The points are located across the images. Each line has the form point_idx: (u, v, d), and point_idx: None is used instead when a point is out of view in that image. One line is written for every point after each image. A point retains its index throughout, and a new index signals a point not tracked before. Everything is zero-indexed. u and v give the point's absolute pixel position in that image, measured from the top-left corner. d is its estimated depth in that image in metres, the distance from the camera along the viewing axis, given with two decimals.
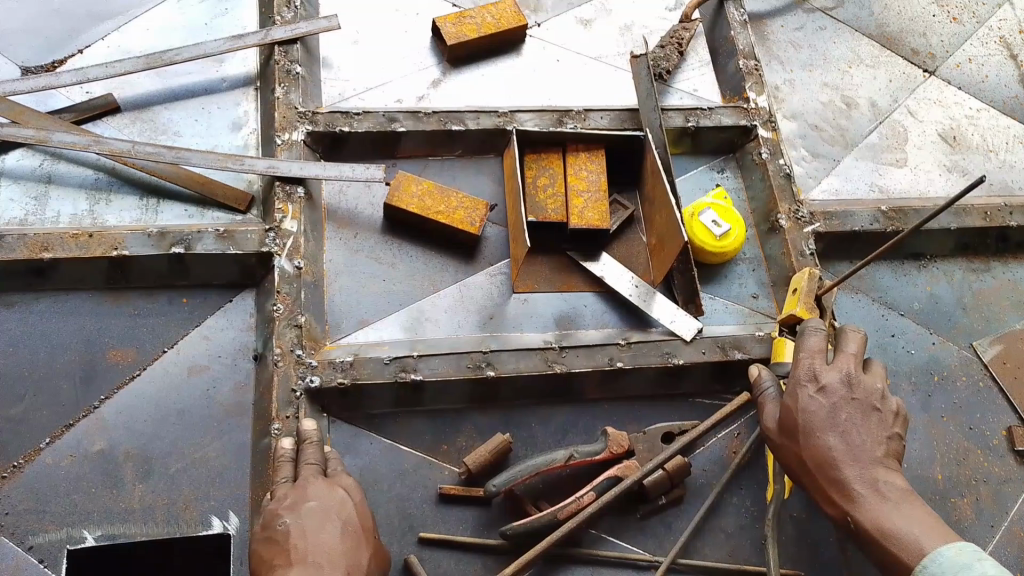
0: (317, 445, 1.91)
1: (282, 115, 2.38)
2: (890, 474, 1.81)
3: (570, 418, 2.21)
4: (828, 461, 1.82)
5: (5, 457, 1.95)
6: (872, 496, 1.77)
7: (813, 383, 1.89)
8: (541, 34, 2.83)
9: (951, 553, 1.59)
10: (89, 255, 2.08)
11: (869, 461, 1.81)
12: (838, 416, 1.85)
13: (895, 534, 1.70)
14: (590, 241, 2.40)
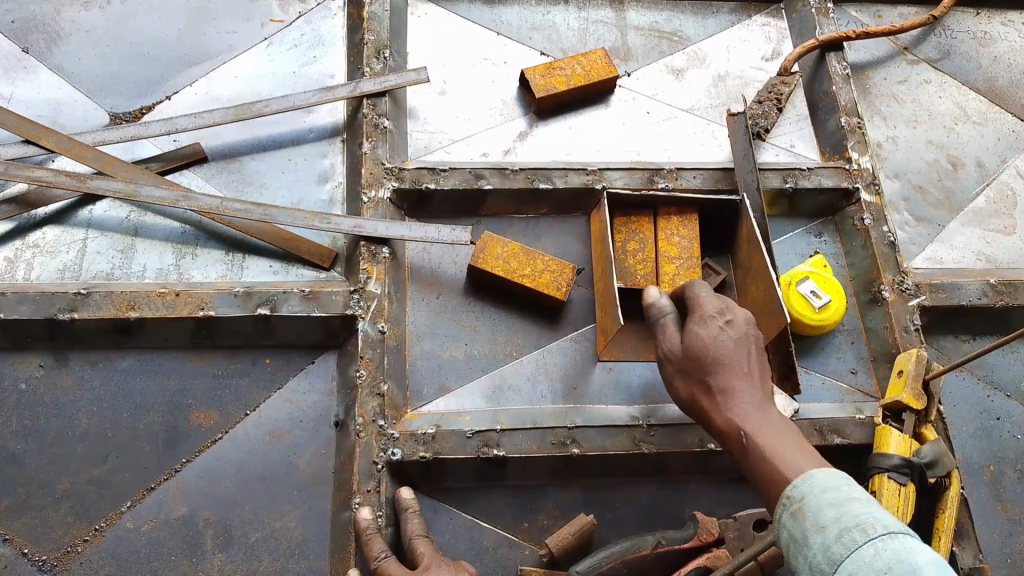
0: (419, 514, 1.93)
1: (369, 171, 2.35)
2: (775, 411, 1.76)
3: (659, 497, 2.12)
4: (724, 384, 1.75)
5: (87, 520, 1.94)
6: (764, 420, 1.70)
7: (718, 315, 1.80)
8: (631, 84, 2.75)
9: (822, 475, 1.49)
10: (176, 314, 2.05)
11: (761, 390, 1.76)
12: (738, 348, 1.77)
13: (778, 451, 1.62)
14: None
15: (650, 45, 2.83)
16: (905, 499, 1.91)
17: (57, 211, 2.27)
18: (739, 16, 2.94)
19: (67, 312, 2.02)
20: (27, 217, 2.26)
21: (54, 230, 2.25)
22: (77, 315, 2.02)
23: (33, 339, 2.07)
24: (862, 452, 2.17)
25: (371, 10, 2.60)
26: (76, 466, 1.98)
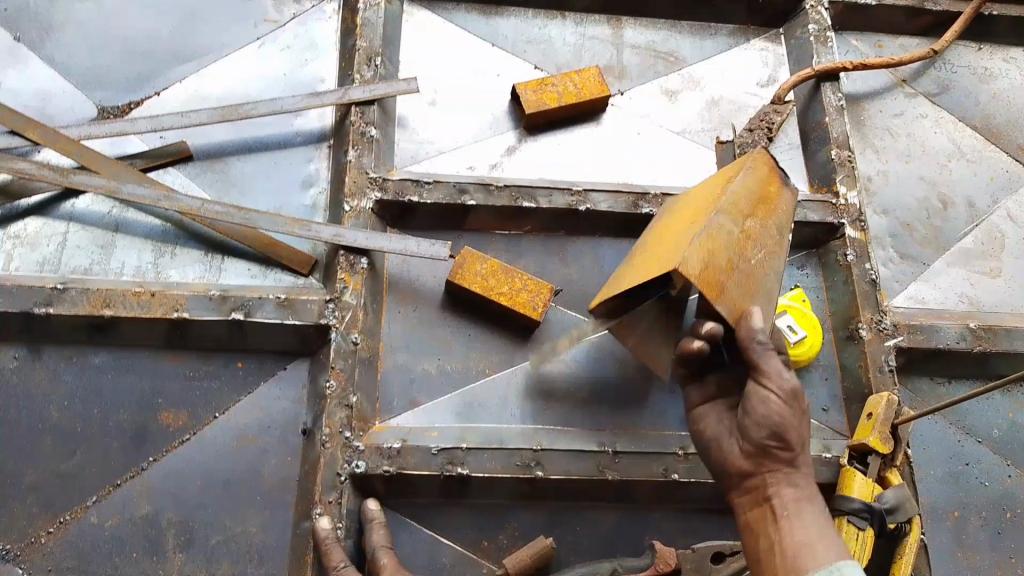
0: (384, 527, 1.95)
1: (352, 179, 2.35)
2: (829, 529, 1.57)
3: (622, 523, 2.13)
4: (764, 441, 1.64)
5: (52, 512, 1.97)
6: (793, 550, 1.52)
7: (776, 388, 1.64)
8: (623, 103, 2.74)
9: None
10: (150, 315, 2.07)
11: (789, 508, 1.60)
12: (792, 425, 1.64)
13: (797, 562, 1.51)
14: None
15: (647, 64, 2.82)
16: (863, 543, 1.92)
17: (41, 203, 2.28)
18: (737, 39, 2.93)
19: (42, 306, 2.04)
20: (10, 207, 2.27)
21: (36, 222, 2.26)
22: (52, 310, 2.04)
23: (6, 331, 2.07)
24: (827, 490, 2.17)
25: (365, 16, 2.59)
26: (43, 460, 2.00)
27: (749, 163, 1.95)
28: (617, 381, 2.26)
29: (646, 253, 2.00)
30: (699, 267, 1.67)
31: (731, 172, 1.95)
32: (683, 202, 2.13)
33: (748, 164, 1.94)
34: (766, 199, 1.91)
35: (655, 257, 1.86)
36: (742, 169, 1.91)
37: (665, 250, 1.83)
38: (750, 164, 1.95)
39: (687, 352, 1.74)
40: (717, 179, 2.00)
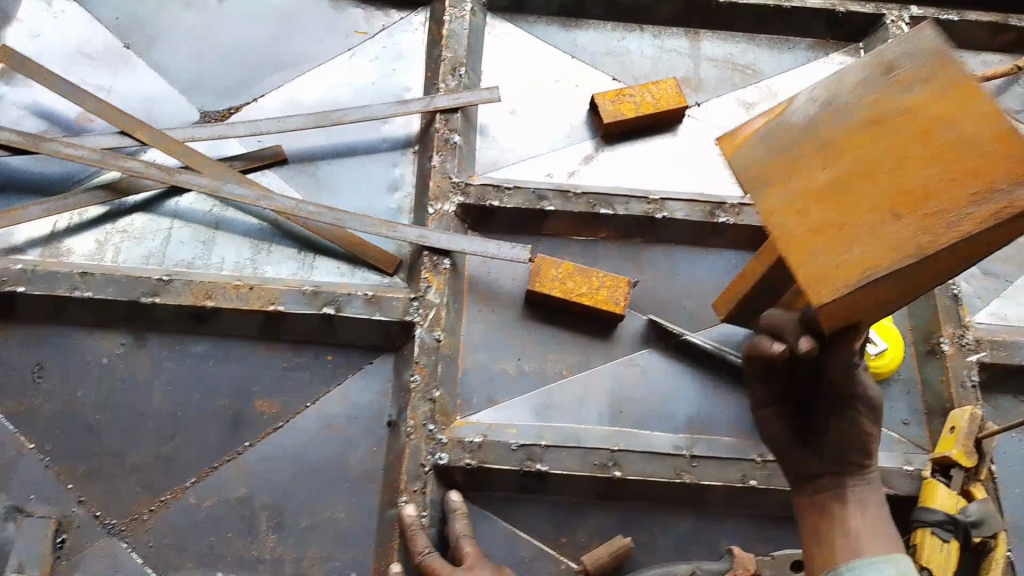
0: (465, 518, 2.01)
1: (436, 183, 2.42)
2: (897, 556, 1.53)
3: (699, 528, 2.14)
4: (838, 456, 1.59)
5: (154, 491, 2.08)
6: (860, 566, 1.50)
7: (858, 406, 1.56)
8: (699, 114, 2.78)
9: None
10: (248, 307, 2.19)
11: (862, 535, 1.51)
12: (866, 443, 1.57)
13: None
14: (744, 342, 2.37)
15: (724, 77, 2.86)
16: (948, 555, 1.88)
17: (146, 199, 2.42)
18: (815, 53, 2.94)
19: (150, 296, 2.17)
20: (119, 203, 2.41)
21: (142, 218, 2.40)
22: (158, 300, 2.17)
23: (115, 318, 2.21)
24: (907, 503, 2.14)
25: (450, 28, 2.70)
26: (146, 441, 2.12)
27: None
28: (691, 387, 2.30)
29: (829, 147, 1.36)
30: (856, 304, 1.28)
31: (998, 171, 1.14)
32: (922, 99, 1.27)
33: None
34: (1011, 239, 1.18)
35: (828, 184, 1.33)
36: (1013, 186, 1.12)
37: (852, 203, 1.29)
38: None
39: (760, 353, 1.55)
40: (984, 160, 1.15)
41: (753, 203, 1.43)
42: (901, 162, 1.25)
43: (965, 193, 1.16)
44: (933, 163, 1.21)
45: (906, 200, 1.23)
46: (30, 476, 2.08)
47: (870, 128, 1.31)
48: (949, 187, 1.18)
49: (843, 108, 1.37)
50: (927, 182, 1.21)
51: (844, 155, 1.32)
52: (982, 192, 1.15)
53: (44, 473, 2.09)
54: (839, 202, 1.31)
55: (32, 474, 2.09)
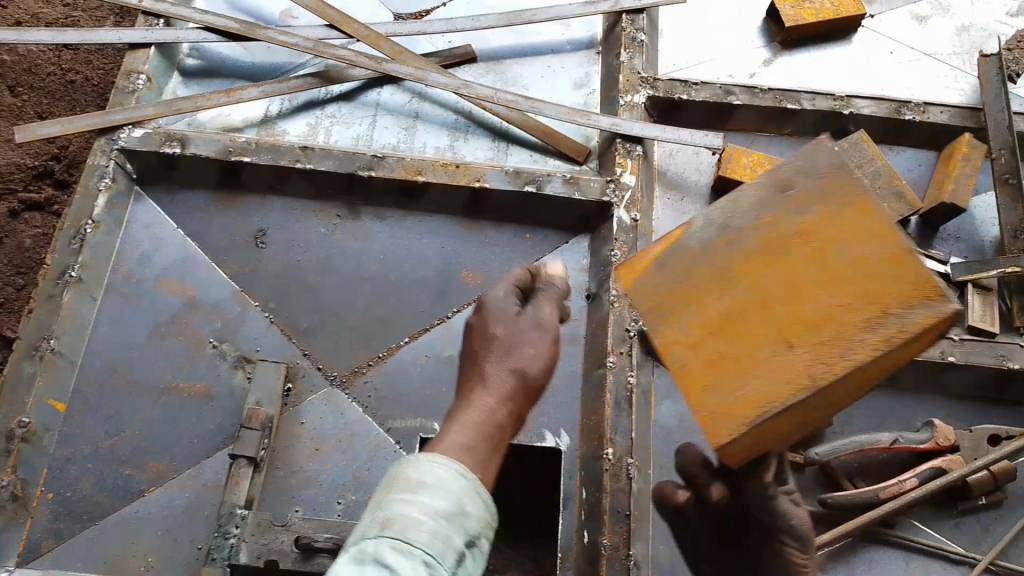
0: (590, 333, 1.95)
1: (625, 78, 2.49)
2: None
3: (891, 404, 2.22)
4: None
5: (371, 349, 2.20)
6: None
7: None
8: (873, 25, 2.80)
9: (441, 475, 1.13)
10: (456, 182, 2.30)
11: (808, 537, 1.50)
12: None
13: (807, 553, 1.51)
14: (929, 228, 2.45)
15: None
16: None
17: (350, 90, 2.55)
18: None
19: (366, 169, 2.29)
20: (324, 92, 2.54)
21: (346, 106, 2.53)
22: (374, 173, 2.30)
23: (332, 191, 2.36)
24: None
25: None
26: (362, 303, 2.25)
27: (922, 319, 1.16)
28: None
29: (725, 275, 1.37)
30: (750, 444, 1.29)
31: (891, 296, 1.20)
32: (819, 220, 1.30)
33: (921, 311, 1.17)
34: (882, 370, 1.23)
35: (725, 313, 1.35)
36: (903, 309, 1.18)
37: (747, 333, 1.31)
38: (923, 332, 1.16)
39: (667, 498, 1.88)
40: (890, 263, 1.21)
41: (649, 334, 1.43)
42: (817, 326, 1.25)
43: (861, 320, 1.21)
44: (846, 316, 1.23)
45: (798, 328, 1.26)
46: (256, 330, 2.20)
47: (768, 250, 1.33)
48: (856, 315, 1.22)
49: (734, 235, 1.39)
50: (816, 310, 1.26)
51: (744, 280, 1.34)
52: (873, 317, 1.20)
53: (269, 330, 2.21)
54: (732, 337, 1.33)
55: (258, 329, 2.20)
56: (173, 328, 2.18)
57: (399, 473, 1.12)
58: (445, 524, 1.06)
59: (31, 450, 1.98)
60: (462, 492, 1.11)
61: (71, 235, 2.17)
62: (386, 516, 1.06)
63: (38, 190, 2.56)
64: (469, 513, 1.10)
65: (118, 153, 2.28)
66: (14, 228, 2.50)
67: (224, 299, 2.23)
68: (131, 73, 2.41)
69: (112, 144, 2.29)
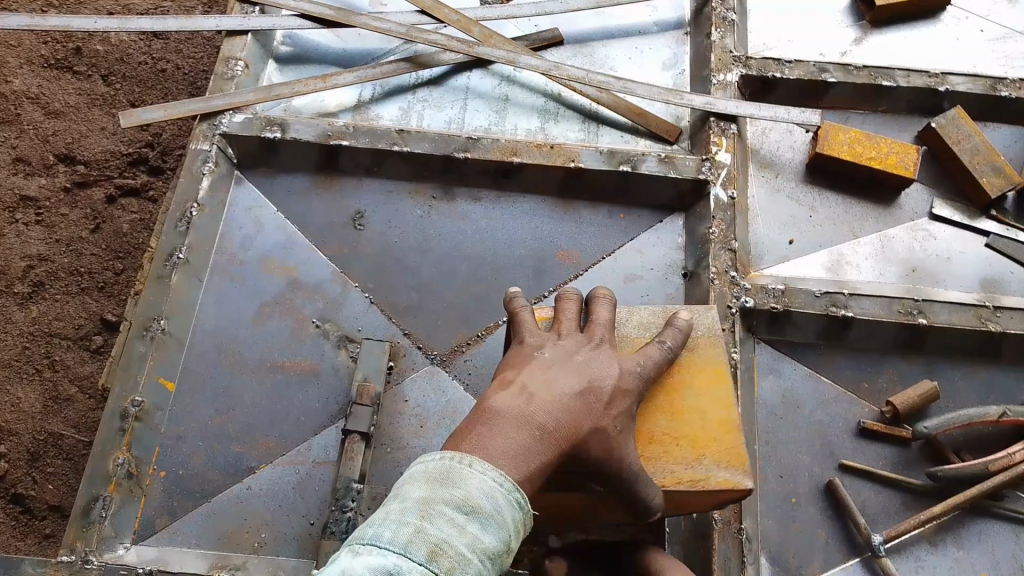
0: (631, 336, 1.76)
1: (717, 57, 2.51)
2: None
3: (997, 379, 2.15)
4: None
5: (469, 328, 2.19)
6: None
7: None
8: (963, 4, 2.76)
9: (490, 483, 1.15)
10: (551, 163, 2.30)
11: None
12: None
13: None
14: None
15: None
16: None
17: (438, 75, 2.57)
18: None
19: (462, 151, 2.31)
20: (414, 77, 2.57)
21: (436, 90, 2.55)
22: (469, 155, 2.31)
23: (427, 172, 2.37)
24: None
25: None
26: (458, 282, 2.25)
27: (720, 481, 1.41)
28: (976, 252, 2.32)
29: None
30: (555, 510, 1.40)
31: (709, 451, 1.46)
32: (686, 363, 1.56)
33: (725, 475, 1.43)
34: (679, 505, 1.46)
35: None
36: (712, 464, 1.44)
37: None
38: (721, 491, 1.42)
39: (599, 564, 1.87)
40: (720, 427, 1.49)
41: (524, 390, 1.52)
42: (657, 446, 1.46)
43: (678, 456, 1.45)
44: (672, 448, 1.46)
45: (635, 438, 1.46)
46: (357, 310, 2.21)
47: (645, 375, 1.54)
48: (675, 451, 1.45)
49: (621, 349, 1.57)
50: (652, 431, 1.47)
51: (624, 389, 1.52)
52: (691, 460, 1.45)
53: (369, 310, 2.22)
54: None
55: (359, 308, 2.22)
56: (277, 307, 2.20)
57: (458, 486, 1.12)
58: (489, 565, 1.07)
59: (144, 428, 2.00)
60: (509, 529, 1.13)
61: (178, 217, 2.21)
62: (442, 544, 1.04)
63: (133, 176, 2.62)
64: (510, 554, 1.13)
65: (220, 138, 2.33)
66: (111, 214, 2.56)
67: (324, 280, 2.25)
68: (230, 59, 2.48)
69: (214, 128, 2.34)
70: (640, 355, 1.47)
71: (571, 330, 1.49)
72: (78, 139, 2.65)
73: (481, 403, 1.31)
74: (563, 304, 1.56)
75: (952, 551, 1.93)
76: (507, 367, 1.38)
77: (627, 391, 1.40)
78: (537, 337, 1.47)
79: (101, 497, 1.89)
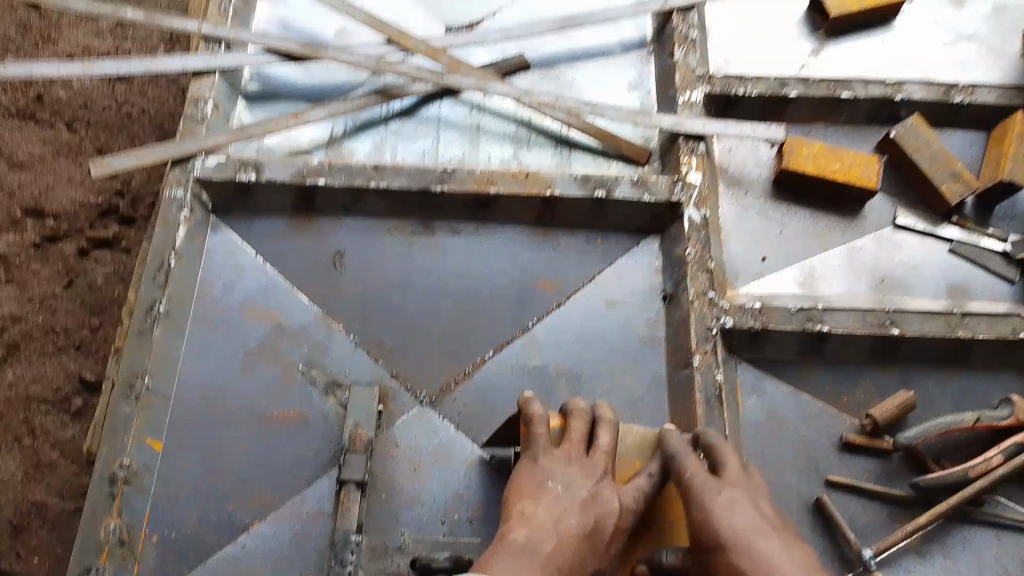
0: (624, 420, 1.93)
1: (683, 76, 2.54)
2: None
3: (966, 384, 2.26)
4: None
5: (458, 364, 2.23)
6: None
7: None
8: (915, 9, 2.84)
9: None
10: (527, 192, 2.33)
11: None
12: None
13: None
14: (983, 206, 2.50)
15: None
16: None
17: (409, 105, 2.57)
18: None
19: (439, 184, 2.32)
20: (385, 109, 2.56)
21: (408, 122, 2.55)
22: (446, 187, 2.32)
23: (405, 208, 2.38)
24: None
25: None
26: (443, 319, 2.28)
27: None
28: (940, 258, 2.42)
29: None
30: None
31: None
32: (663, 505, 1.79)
33: None
34: None
35: None
36: None
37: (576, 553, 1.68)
38: None
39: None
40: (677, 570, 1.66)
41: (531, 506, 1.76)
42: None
43: None
44: None
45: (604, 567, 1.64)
46: (343, 354, 2.23)
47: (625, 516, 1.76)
48: None
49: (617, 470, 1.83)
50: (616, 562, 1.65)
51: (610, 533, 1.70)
52: None
53: (355, 352, 2.23)
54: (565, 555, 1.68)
55: (345, 351, 2.23)
56: (263, 355, 2.21)
57: None
58: None
59: (134, 491, 2.00)
60: None
61: (156, 270, 2.19)
62: None
63: (105, 227, 2.59)
64: None
65: (195, 183, 2.32)
66: (85, 268, 2.55)
67: (307, 324, 2.25)
68: (199, 100, 2.45)
69: (188, 173, 2.32)
70: (632, 487, 1.72)
71: (579, 452, 1.77)
72: (45, 190, 2.61)
73: (503, 536, 1.61)
74: (571, 419, 1.85)
75: (936, 556, 2.02)
76: (525, 500, 1.67)
77: (623, 529, 1.67)
78: (549, 459, 1.76)
79: (95, 568, 1.88)
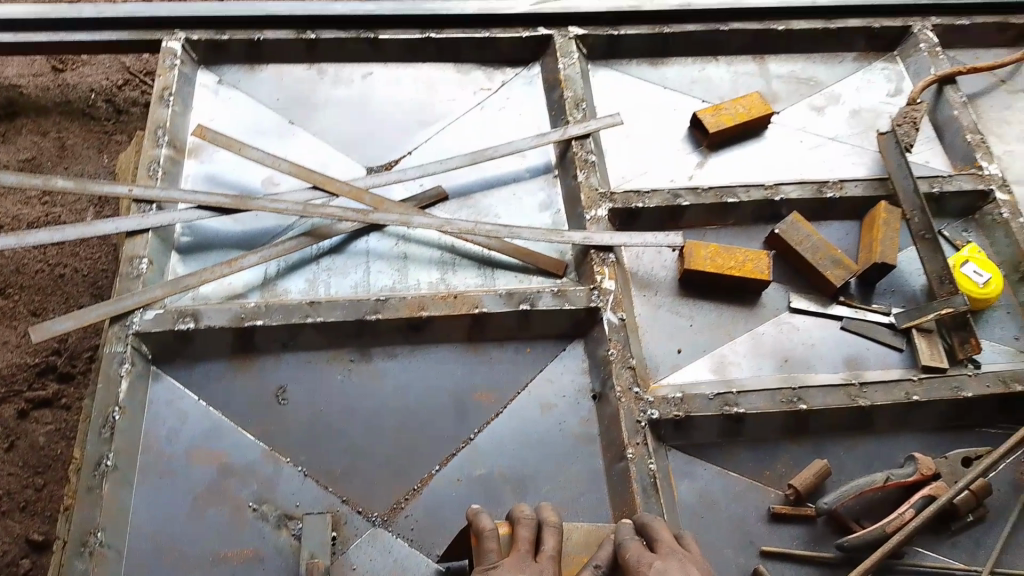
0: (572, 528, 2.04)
1: (586, 195, 2.81)
2: None
3: (874, 448, 2.47)
4: None
5: (406, 482, 2.32)
6: None
7: None
8: (781, 120, 3.23)
9: None
10: (457, 312, 2.51)
11: None
12: None
13: None
14: (865, 286, 2.79)
15: (792, 89, 3.34)
16: None
17: (338, 242, 2.74)
18: (861, 63, 3.46)
19: (373, 313, 2.48)
20: (316, 248, 2.72)
21: (338, 257, 2.72)
22: (380, 315, 2.48)
23: (342, 338, 2.52)
24: None
25: (567, 74, 3.14)
26: (387, 440, 2.38)
27: None
28: (834, 334, 2.68)
29: None
30: None
31: None
32: None
33: None
34: None
35: None
36: None
37: None
38: None
39: None
40: None
41: None
42: None
43: None
44: None
45: None
46: (293, 485, 2.29)
47: None
48: None
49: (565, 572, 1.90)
50: None
51: None
52: None
53: (305, 482, 2.30)
54: None
55: (294, 483, 2.29)
56: (213, 497, 2.25)
57: None
58: None
59: None
60: None
61: (101, 423, 2.24)
62: None
63: (43, 386, 2.62)
64: None
65: (133, 337, 2.40)
66: (25, 428, 2.56)
67: (255, 460, 2.31)
68: (134, 258, 2.56)
69: (126, 328, 2.41)
70: None
71: (527, 558, 1.83)
72: None
73: None
74: (517, 527, 1.92)
75: None
76: None
77: None
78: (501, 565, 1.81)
79: None
